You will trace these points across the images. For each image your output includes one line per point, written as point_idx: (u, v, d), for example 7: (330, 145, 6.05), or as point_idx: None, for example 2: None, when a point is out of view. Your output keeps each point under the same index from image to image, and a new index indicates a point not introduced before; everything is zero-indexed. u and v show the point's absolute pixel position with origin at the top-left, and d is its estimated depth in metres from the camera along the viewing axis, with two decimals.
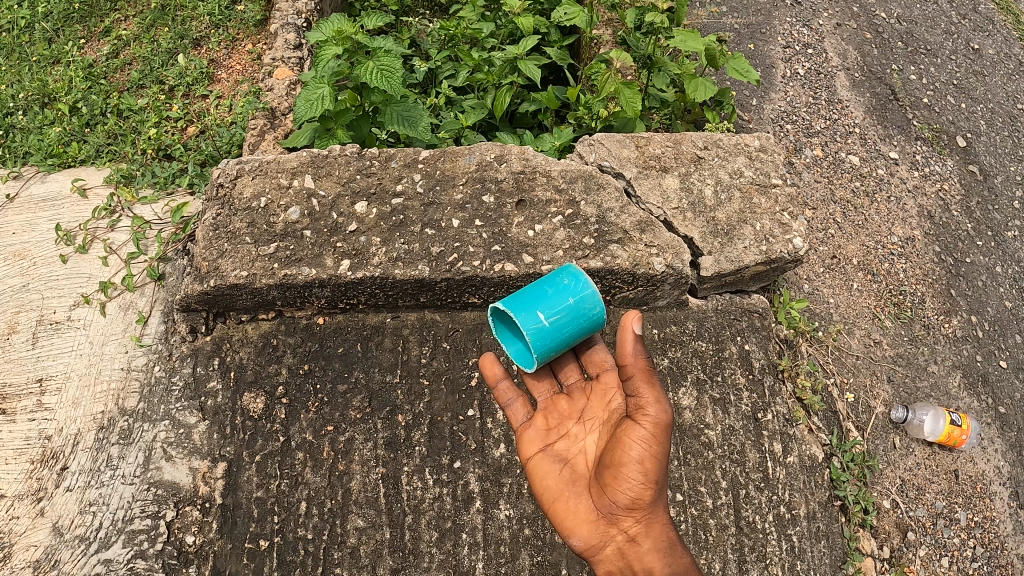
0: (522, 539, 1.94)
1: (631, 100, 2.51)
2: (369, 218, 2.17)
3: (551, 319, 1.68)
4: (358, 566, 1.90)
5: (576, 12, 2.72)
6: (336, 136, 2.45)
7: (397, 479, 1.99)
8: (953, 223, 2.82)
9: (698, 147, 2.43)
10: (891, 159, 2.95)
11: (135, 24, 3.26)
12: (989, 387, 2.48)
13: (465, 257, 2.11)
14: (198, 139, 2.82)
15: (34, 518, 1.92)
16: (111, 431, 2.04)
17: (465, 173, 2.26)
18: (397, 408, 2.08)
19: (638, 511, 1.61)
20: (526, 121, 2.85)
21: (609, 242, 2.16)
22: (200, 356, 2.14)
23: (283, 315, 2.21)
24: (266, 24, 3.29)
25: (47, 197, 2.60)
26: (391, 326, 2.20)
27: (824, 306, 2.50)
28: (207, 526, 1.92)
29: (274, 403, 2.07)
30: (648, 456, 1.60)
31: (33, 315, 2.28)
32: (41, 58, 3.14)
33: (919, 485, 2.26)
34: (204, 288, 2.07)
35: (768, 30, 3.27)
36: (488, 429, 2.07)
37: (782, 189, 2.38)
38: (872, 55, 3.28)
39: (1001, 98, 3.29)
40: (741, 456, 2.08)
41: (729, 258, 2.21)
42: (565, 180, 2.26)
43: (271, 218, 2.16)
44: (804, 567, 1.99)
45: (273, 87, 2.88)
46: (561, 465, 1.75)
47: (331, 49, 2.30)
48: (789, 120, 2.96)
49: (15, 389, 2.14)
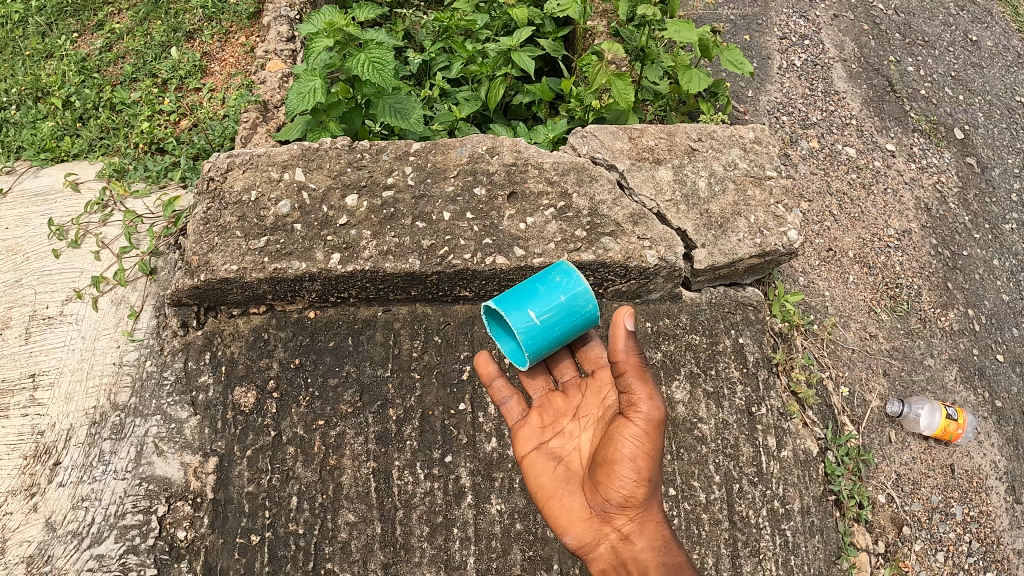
0: (514, 534, 1.93)
1: (623, 91, 2.47)
2: (360, 211, 2.16)
3: (542, 317, 1.67)
4: (350, 561, 1.89)
5: (569, 3, 2.66)
6: (328, 129, 2.44)
7: (388, 473, 1.98)
8: (950, 216, 2.80)
9: (692, 139, 2.42)
10: (888, 151, 2.92)
11: (129, 18, 3.25)
12: (985, 381, 2.46)
13: (456, 250, 2.10)
14: (191, 133, 2.81)
15: (26, 513, 1.92)
16: (103, 426, 2.03)
17: (457, 165, 2.25)
18: (388, 402, 2.07)
19: (632, 509, 1.60)
20: (520, 113, 2.84)
21: (601, 235, 2.14)
22: (191, 351, 2.13)
23: (274, 309, 2.19)
24: (259, 16, 3.27)
25: (40, 192, 2.59)
26: (382, 319, 2.18)
27: (819, 299, 2.48)
28: (199, 521, 1.91)
29: (265, 397, 2.06)
30: (641, 453, 1.59)
31: (25, 310, 2.27)
32: (34, 52, 3.12)
33: (915, 480, 2.24)
34: (195, 282, 2.05)
35: (764, 21, 3.25)
36: (479, 423, 2.05)
37: (777, 181, 2.36)
38: (869, 47, 3.26)
39: (999, 90, 3.26)
40: (734, 450, 2.07)
41: (723, 250, 2.19)
42: (557, 173, 2.25)
43: (261, 211, 2.15)
44: (798, 562, 1.98)
45: (266, 80, 2.87)
46: (556, 463, 1.74)
47: (322, 42, 2.27)
48: (785, 111, 2.94)
49: (8, 384, 2.13)
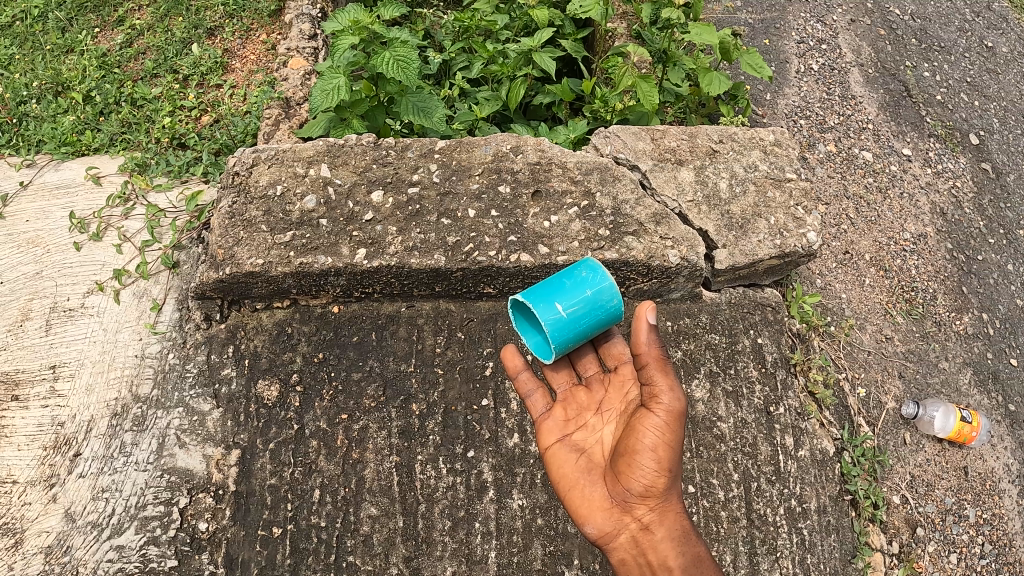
0: (535, 529, 1.95)
1: (648, 93, 2.51)
2: (385, 207, 2.18)
3: (568, 310, 1.69)
4: (371, 554, 1.91)
5: (591, 5, 2.71)
6: (351, 126, 2.47)
7: (410, 467, 2.00)
8: (965, 220, 2.82)
9: (713, 140, 2.44)
10: (905, 155, 2.95)
11: (149, 14, 3.27)
12: (999, 385, 2.48)
13: (481, 247, 2.12)
14: (213, 128, 2.83)
15: (47, 503, 1.94)
16: (124, 418, 2.05)
17: (481, 163, 2.27)
18: (411, 397, 2.09)
19: (651, 499, 1.62)
20: (540, 113, 2.87)
21: (624, 234, 2.16)
22: (214, 343, 2.15)
23: (298, 303, 2.21)
24: (280, 15, 3.30)
25: (60, 185, 2.61)
26: (406, 315, 2.20)
27: (836, 301, 2.50)
28: (221, 513, 1.93)
29: (289, 391, 2.08)
30: (662, 444, 1.61)
31: (46, 302, 2.29)
32: (54, 47, 3.14)
33: (929, 482, 2.26)
34: (220, 275, 2.07)
35: (782, 25, 3.28)
36: (502, 419, 2.07)
37: (796, 183, 2.38)
38: (886, 52, 3.28)
39: (1015, 96, 3.28)
40: (753, 449, 2.09)
41: (744, 251, 2.22)
42: (581, 172, 2.27)
43: (287, 207, 2.17)
44: (814, 561, 2.00)
45: (288, 78, 2.90)
46: (578, 455, 1.75)
47: (348, 39, 2.29)
48: (802, 115, 2.96)
49: (28, 375, 2.15)
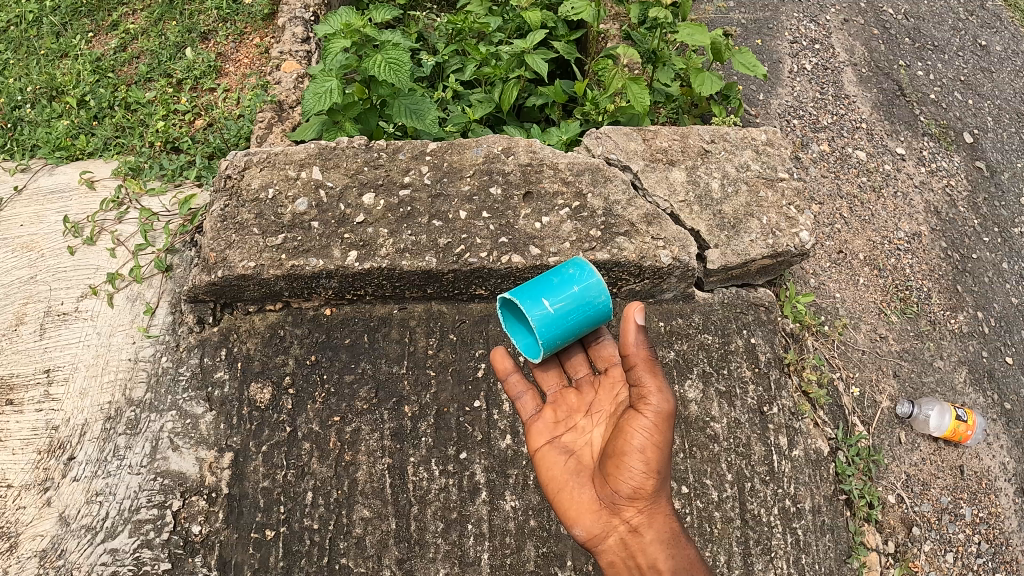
0: (527, 531, 1.95)
1: (638, 96, 2.52)
2: (377, 209, 2.18)
3: (555, 306, 1.68)
4: (364, 556, 1.90)
5: (583, 6, 2.71)
6: (344, 129, 2.46)
7: (403, 470, 2.00)
8: (960, 219, 2.82)
9: (705, 140, 2.44)
10: (899, 154, 2.94)
11: (144, 18, 3.28)
12: (995, 383, 2.48)
13: (473, 249, 2.12)
14: (206, 132, 2.83)
15: (40, 507, 1.93)
16: (118, 422, 2.05)
17: (473, 165, 2.27)
18: (403, 399, 2.08)
19: (640, 500, 1.61)
20: (533, 115, 2.87)
21: (616, 235, 2.16)
22: (207, 347, 2.15)
23: (290, 306, 2.21)
24: (274, 18, 3.31)
25: (55, 189, 2.61)
26: (398, 317, 2.20)
27: (830, 301, 2.50)
28: (214, 516, 1.93)
29: (281, 394, 2.08)
30: (650, 446, 1.60)
31: (40, 307, 2.29)
32: (49, 51, 3.14)
33: (924, 481, 2.25)
34: (212, 278, 2.07)
35: (776, 25, 3.28)
36: (494, 420, 2.07)
37: (789, 182, 2.38)
38: (879, 51, 3.29)
39: (1009, 94, 3.29)
40: (746, 449, 2.08)
41: (736, 251, 2.21)
42: (572, 173, 2.27)
43: (279, 210, 2.17)
44: (809, 561, 1.99)
45: (281, 81, 2.91)
46: (568, 456, 1.75)
47: (339, 43, 2.29)
48: (796, 115, 2.96)
49: (23, 379, 2.15)
